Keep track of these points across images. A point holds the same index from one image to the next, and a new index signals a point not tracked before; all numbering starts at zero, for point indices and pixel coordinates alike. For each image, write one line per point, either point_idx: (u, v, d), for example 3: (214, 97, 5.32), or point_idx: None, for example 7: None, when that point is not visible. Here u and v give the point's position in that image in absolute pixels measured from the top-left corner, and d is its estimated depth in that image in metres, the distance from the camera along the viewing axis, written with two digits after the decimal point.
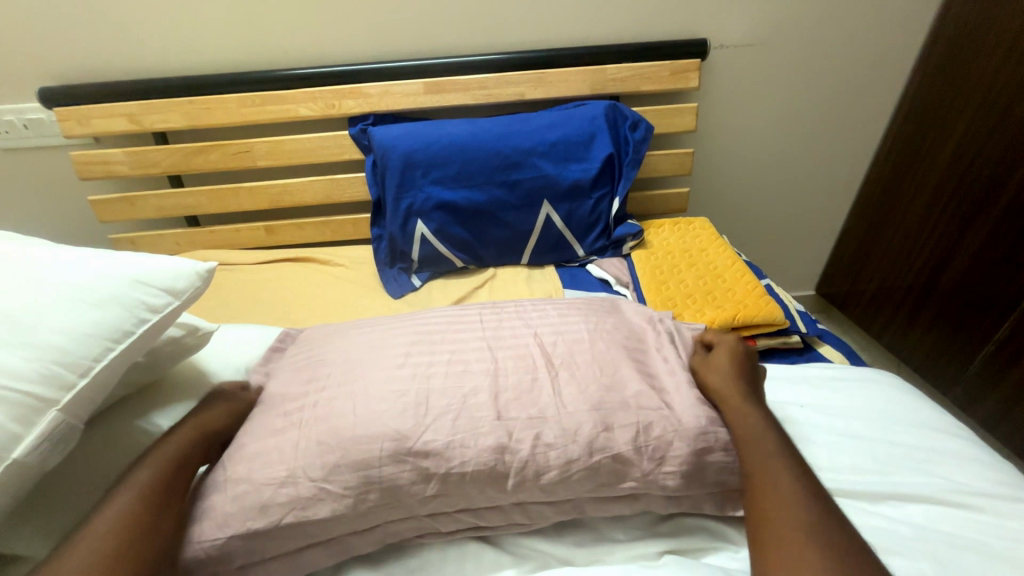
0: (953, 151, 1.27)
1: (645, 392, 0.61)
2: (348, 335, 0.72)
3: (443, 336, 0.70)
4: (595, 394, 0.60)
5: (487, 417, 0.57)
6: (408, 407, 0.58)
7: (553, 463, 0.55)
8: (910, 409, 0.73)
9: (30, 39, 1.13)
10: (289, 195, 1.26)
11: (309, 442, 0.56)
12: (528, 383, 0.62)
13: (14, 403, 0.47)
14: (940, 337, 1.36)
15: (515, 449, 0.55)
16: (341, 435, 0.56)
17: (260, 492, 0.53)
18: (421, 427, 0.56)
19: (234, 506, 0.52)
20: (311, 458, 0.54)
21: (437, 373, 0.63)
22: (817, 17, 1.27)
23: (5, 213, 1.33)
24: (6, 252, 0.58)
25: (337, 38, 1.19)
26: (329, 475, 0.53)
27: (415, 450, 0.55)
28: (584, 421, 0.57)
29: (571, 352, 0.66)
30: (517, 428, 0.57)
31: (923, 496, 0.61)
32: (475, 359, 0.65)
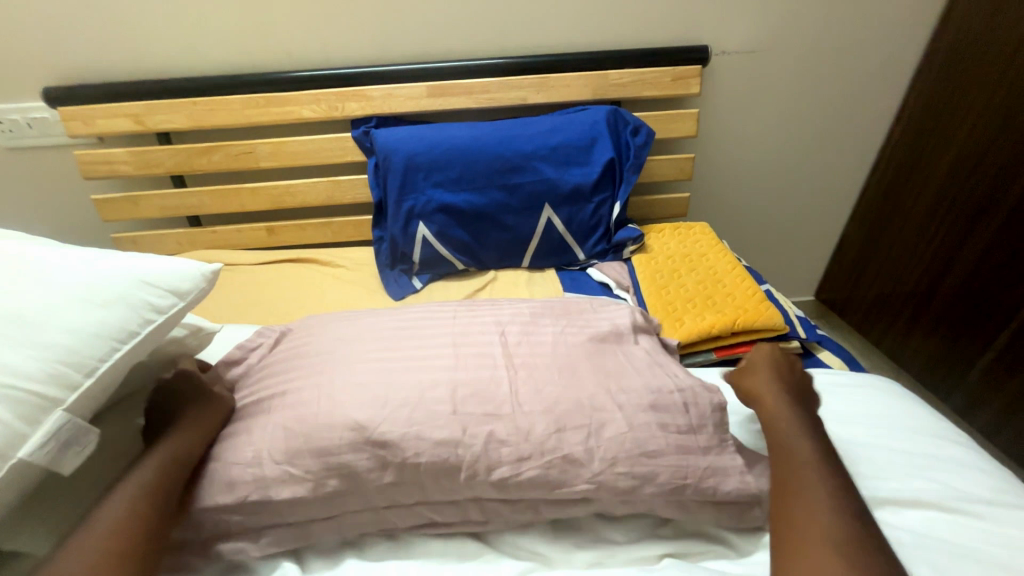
0: (955, 158, 1.28)
1: (601, 393, 0.59)
2: (332, 323, 0.71)
3: (410, 331, 0.69)
4: (571, 417, 0.57)
5: (444, 411, 0.57)
6: (370, 399, 0.57)
7: (506, 461, 0.55)
8: (909, 416, 0.74)
9: (36, 38, 1.13)
10: (291, 197, 1.26)
11: (276, 428, 0.57)
12: (486, 379, 0.61)
13: (21, 402, 0.47)
14: (941, 343, 1.37)
15: (469, 443, 0.55)
16: (306, 422, 0.56)
17: (229, 470, 0.55)
18: (378, 419, 0.56)
19: (207, 482, 0.55)
20: (276, 442, 0.55)
21: (398, 369, 0.62)
22: (817, 24, 1.28)
23: (8, 211, 1.34)
24: (13, 249, 0.58)
25: (341, 41, 1.20)
26: (292, 459, 0.54)
27: (373, 440, 0.55)
28: (537, 421, 0.57)
29: (533, 355, 0.65)
30: (472, 424, 0.56)
31: (921, 502, 0.61)
32: (438, 355, 0.64)
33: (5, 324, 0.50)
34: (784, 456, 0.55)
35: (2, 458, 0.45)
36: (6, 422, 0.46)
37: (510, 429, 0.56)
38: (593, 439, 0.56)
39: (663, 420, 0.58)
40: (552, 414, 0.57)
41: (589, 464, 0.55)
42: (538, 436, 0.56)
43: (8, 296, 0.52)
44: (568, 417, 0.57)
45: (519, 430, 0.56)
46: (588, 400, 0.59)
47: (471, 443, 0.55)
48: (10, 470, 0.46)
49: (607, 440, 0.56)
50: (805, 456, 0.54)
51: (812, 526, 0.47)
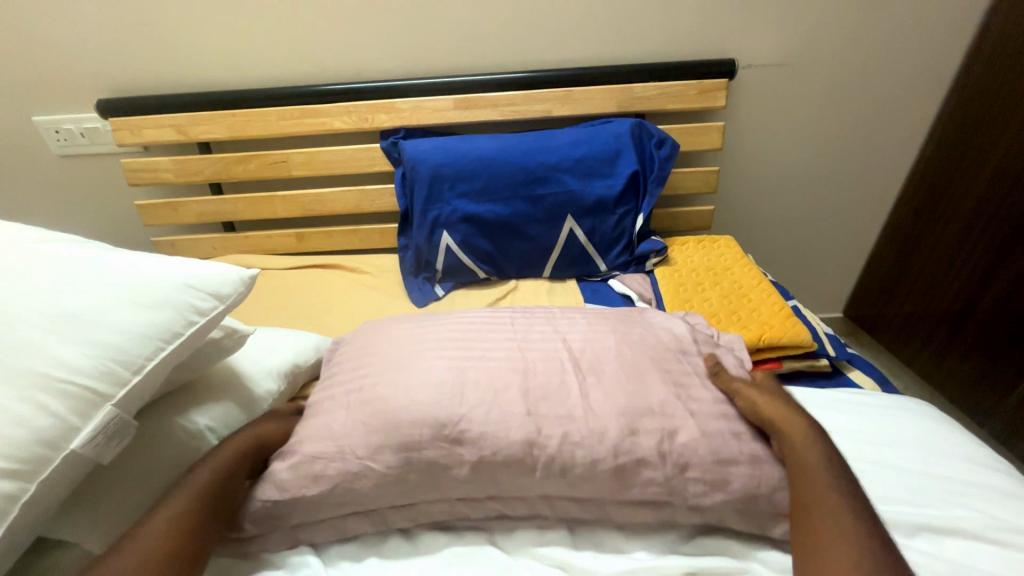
0: (994, 173, 1.24)
1: (671, 400, 0.61)
2: (391, 326, 0.75)
3: (476, 334, 0.72)
4: (644, 419, 0.59)
5: (518, 411, 0.59)
6: (444, 394, 0.60)
7: (581, 462, 0.57)
8: (947, 441, 0.71)
9: (91, 54, 1.21)
10: (320, 204, 1.31)
11: (357, 423, 0.59)
12: (556, 383, 0.63)
13: (76, 397, 0.51)
14: (978, 365, 1.31)
15: (544, 443, 0.57)
16: (385, 419, 0.59)
17: (312, 463, 0.58)
18: (456, 416, 0.58)
19: (291, 475, 0.57)
20: (358, 437, 0.59)
21: (472, 367, 0.65)
22: (848, 37, 1.27)
23: (58, 214, 1.42)
24: (70, 252, 0.62)
25: (373, 55, 1.24)
26: (374, 454, 0.57)
27: (451, 437, 0.57)
28: (609, 425, 0.58)
29: (599, 358, 0.67)
30: (548, 424, 0.58)
31: (959, 530, 0.59)
32: (506, 356, 0.67)
33: (61, 323, 0.54)
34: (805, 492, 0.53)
35: (57, 449, 0.48)
36: (60, 416, 0.49)
37: (585, 427, 0.58)
38: (667, 443, 0.58)
39: (732, 430, 0.60)
40: (624, 415, 0.59)
41: (662, 467, 0.57)
42: (615, 436, 0.57)
43: (66, 295, 0.56)
44: (646, 421, 0.59)
45: (596, 428, 0.58)
46: (659, 405, 0.61)
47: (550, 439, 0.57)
48: (64, 461, 0.49)
49: (683, 446, 0.57)
50: (821, 490, 0.53)
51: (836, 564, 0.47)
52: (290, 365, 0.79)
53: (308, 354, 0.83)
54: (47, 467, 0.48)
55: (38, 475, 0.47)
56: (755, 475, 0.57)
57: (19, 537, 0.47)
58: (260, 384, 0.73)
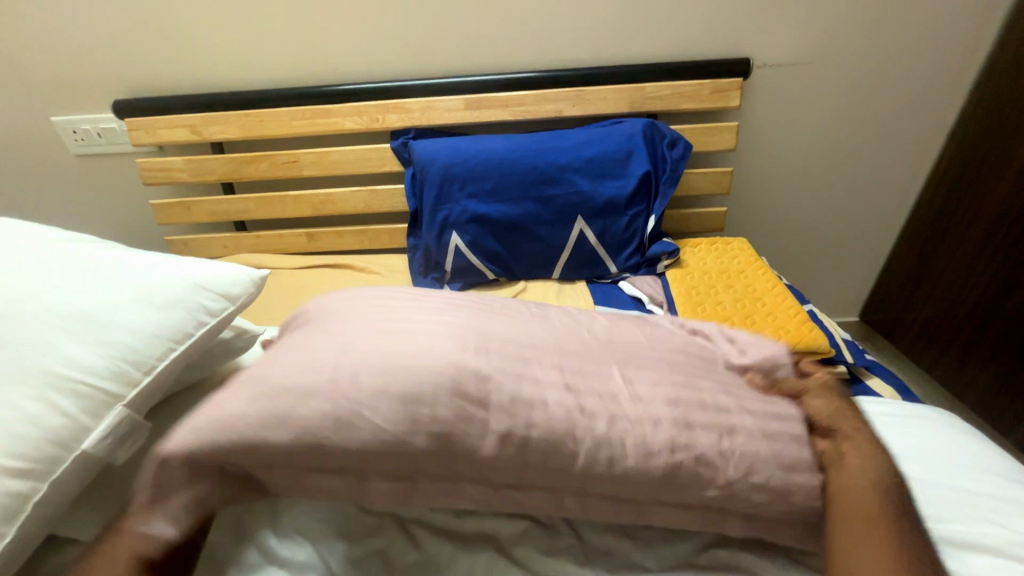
0: (1017, 173, 1.20)
1: (724, 397, 0.60)
2: (372, 293, 0.71)
3: (495, 312, 0.69)
4: (699, 414, 0.57)
5: (560, 389, 0.57)
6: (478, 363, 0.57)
7: (632, 454, 0.53)
8: (972, 454, 0.68)
9: (108, 55, 1.23)
10: (331, 204, 1.31)
11: (357, 369, 0.54)
12: (598, 370, 0.60)
13: (88, 398, 0.51)
14: (1001, 373, 1.27)
15: (592, 425, 0.54)
16: (398, 367, 0.54)
17: (300, 410, 0.51)
18: (489, 385, 0.55)
19: (269, 420, 0.51)
20: (359, 382, 0.53)
21: (499, 341, 0.62)
22: (867, 35, 1.24)
23: (75, 212, 1.45)
24: (84, 252, 0.62)
25: (383, 56, 1.24)
26: (381, 405, 0.52)
27: (480, 402, 0.53)
28: (661, 416, 0.56)
29: (636, 351, 0.65)
30: (593, 407, 0.56)
31: (985, 547, 0.56)
32: (538, 338, 0.64)
33: (74, 322, 0.54)
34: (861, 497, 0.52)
35: (68, 448, 0.49)
36: (72, 416, 0.50)
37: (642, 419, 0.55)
38: (726, 441, 0.55)
39: (794, 431, 0.57)
40: (677, 408, 0.57)
41: (724, 466, 0.53)
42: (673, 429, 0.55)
43: (79, 295, 0.56)
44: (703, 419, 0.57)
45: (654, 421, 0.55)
46: (712, 400, 0.59)
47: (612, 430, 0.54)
48: (76, 461, 0.49)
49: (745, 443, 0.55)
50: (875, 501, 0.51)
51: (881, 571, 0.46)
52: None
53: None
54: (59, 466, 0.48)
55: (50, 474, 0.48)
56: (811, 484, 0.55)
57: (32, 534, 0.48)
58: None
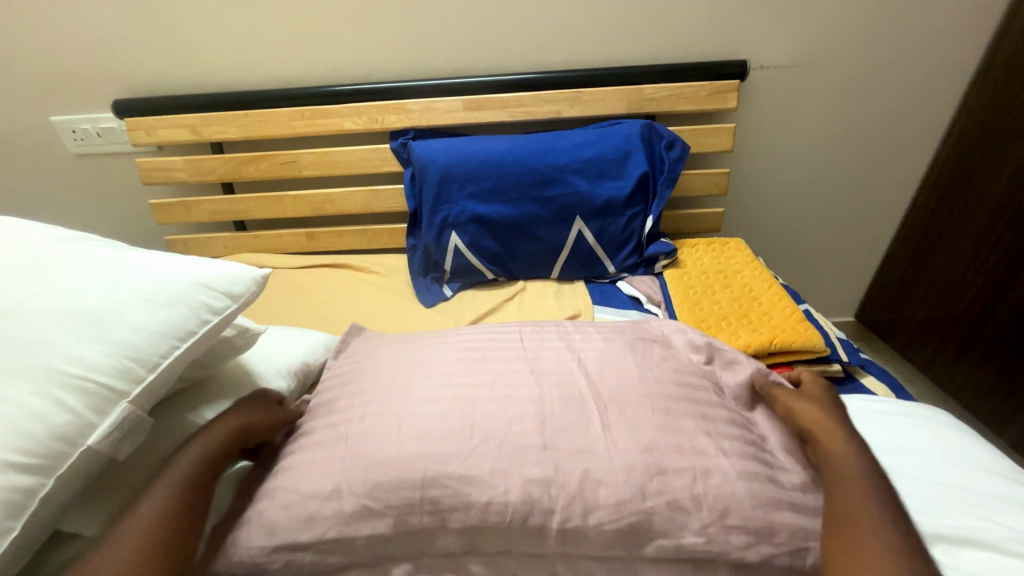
0: (1012, 176, 1.21)
1: (701, 436, 0.58)
2: (388, 349, 0.75)
3: (485, 355, 0.70)
4: (672, 457, 0.56)
5: (533, 445, 0.57)
6: (456, 430, 0.58)
7: (606, 507, 0.53)
8: (965, 450, 0.69)
9: (108, 55, 1.23)
10: (330, 204, 1.32)
11: (354, 458, 0.57)
12: (574, 415, 0.60)
13: (93, 394, 0.51)
14: (995, 372, 1.29)
15: (562, 482, 0.54)
16: (383, 455, 0.56)
17: (306, 503, 0.55)
18: (465, 452, 0.56)
19: (281, 513, 0.54)
20: (355, 475, 0.56)
21: (481, 397, 0.62)
22: (862, 38, 1.25)
23: (74, 212, 1.45)
24: (87, 251, 0.63)
25: (383, 56, 1.25)
26: (372, 492, 0.54)
27: (457, 474, 0.55)
28: (633, 464, 0.55)
29: (619, 385, 0.64)
30: (564, 461, 0.56)
31: (977, 541, 0.57)
32: (520, 382, 0.65)
33: (79, 320, 0.55)
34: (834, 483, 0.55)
35: (74, 444, 0.49)
36: (77, 413, 0.50)
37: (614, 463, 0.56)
38: (700, 484, 0.54)
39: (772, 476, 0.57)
40: (651, 451, 0.56)
41: (698, 511, 0.53)
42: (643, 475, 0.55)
43: (84, 293, 0.57)
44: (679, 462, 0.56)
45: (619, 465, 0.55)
46: (691, 442, 0.58)
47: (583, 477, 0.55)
48: (81, 457, 0.50)
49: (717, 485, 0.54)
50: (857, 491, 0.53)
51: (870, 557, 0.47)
52: (300, 363, 0.80)
53: (318, 352, 0.84)
54: (65, 462, 0.49)
55: (55, 470, 0.48)
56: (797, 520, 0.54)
57: (36, 530, 0.48)
58: (271, 382, 0.74)
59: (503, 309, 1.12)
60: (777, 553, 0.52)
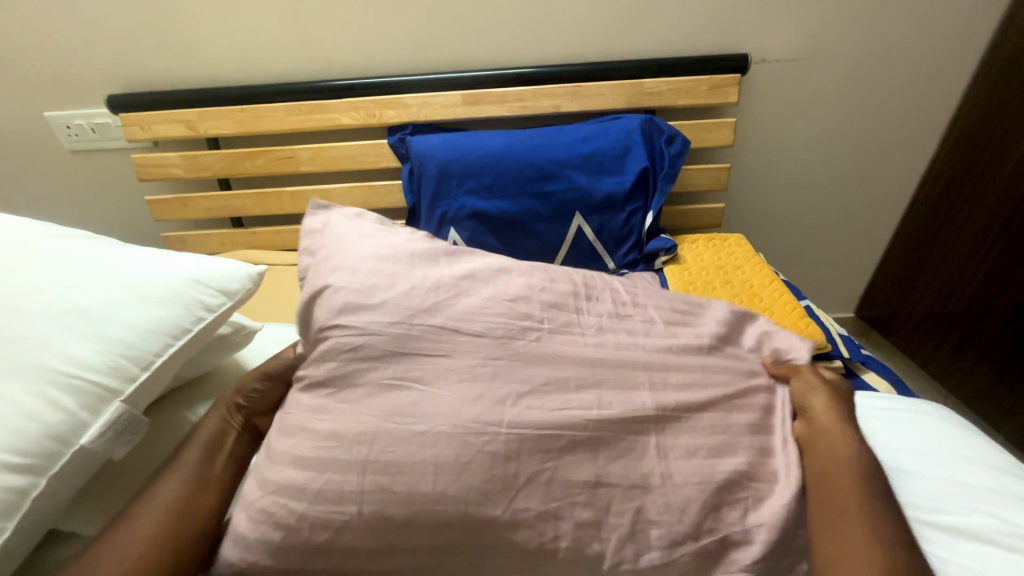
0: (1012, 171, 1.20)
1: (760, 467, 0.56)
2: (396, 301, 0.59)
3: (528, 349, 0.60)
4: (729, 492, 0.54)
5: (586, 478, 0.53)
6: (502, 463, 0.52)
7: (658, 544, 0.52)
8: (966, 446, 0.69)
9: (101, 48, 1.21)
10: (328, 200, 1.30)
11: (357, 458, 0.50)
12: (631, 442, 0.56)
13: (86, 393, 0.51)
14: (995, 368, 1.28)
15: (614, 522, 0.52)
16: (397, 463, 0.50)
17: (308, 511, 0.49)
18: (513, 491, 0.51)
19: (275, 515, 0.50)
20: (356, 477, 0.50)
21: (533, 415, 0.55)
22: (865, 31, 1.24)
23: (69, 209, 1.44)
24: (79, 247, 0.62)
25: (380, 50, 1.23)
26: (375, 499, 0.50)
27: (505, 519, 0.51)
28: (692, 499, 0.53)
29: (677, 404, 0.59)
30: (617, 499, 0.53)
31: (977, 538, 0.57)
32: (574, 397, 0.57)
33: (71, 318, 0.54)
34: (826, 474, 0.55)
35: (67, 444, 0.49)
36: (70, 412, 0.50)
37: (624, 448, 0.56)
38: (753, 522, 0.53)
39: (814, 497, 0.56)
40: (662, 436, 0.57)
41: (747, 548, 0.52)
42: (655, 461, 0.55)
43: (76, 291, 0.56)
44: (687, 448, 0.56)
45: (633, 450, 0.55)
46: (747, 474, 0.55)
47: (613, 484, 0.53)
48: (74, 456, 0.49)
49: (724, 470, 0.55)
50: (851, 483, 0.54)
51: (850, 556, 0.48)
52: None
53: None
54: (58, 461, 0.48)
55: (48, 470, 0.47)
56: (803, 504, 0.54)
57: (31, 530, 0.48)
58: None
59: None
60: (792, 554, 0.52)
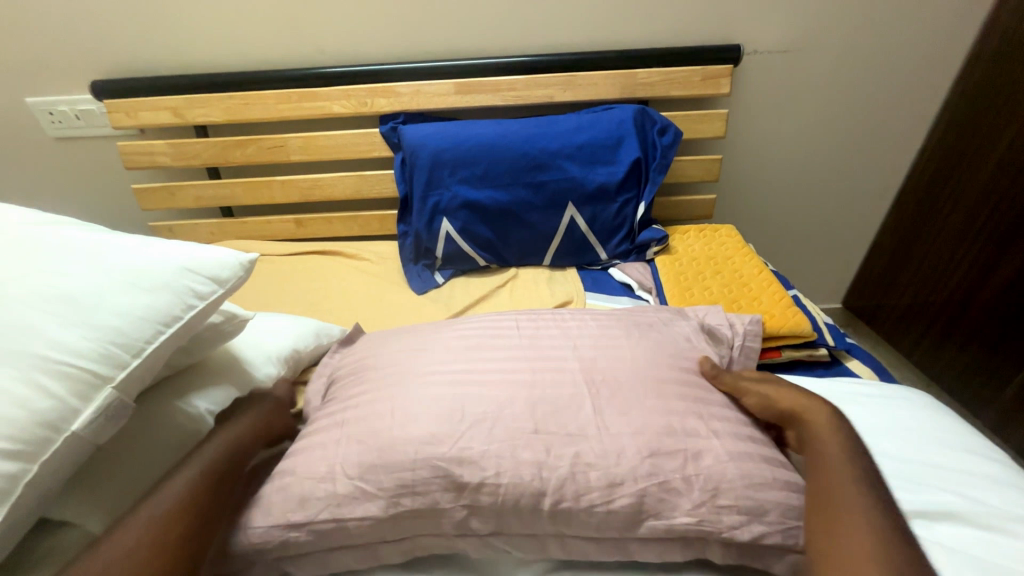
0: (997, 166, 1.23)
1: (690, 417, 0.59)
2: (391, 341, 0.74)
3: (478, 343, 0.70)
4: (664, 440, 0.57)
5: (525, 429, 0.57)
6: (445, 416, 0.58)
7: (597, 487, 0.54)
8: (944, 431, 0.71)
9: (83, 32, 1.18)
10: (319, 190, 1.29)
11: (350, 442, 0.58)
12: (567, 398, 0.61)
13: (76, 379, 0.51)
14: (975, 358, 1.32)
15: (554, 465, 0.55)
16: (380, 438, 0.57)
17: (302, 485, 0.55)
18: (455, 435, 0.56)
19: (278, 497, 0.55)
20: (349, 458, 0.56)
21: (472, 382, 0.63)
22: (856, 23, 1.24)
23: (55, 198, 1.41)
24: (64, 234, 0.61)
25: (371, 37, 1.22)
26: (364, 474, 0.55)
27: (450, 458, 0.55)
28: (627, 445, 0.56)
29: (611, 369, 0.65)
30: (556, 444, 0.56)
31: (952, 517, 0.60)
32: (512, 369, 0.65)
33: (60, 305, 0.53)
34: (814, 483, 0.54)
35: (58, 431, 0.49)
36: (59, 399, 0.49)
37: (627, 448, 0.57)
38: (692, 465, 0.55)
39: (762, 451, 0.58)
40: (644, 434, 0.57)
41: (691, 492, 0.54)
42: (664, 455, 0.55)
43: (64, 277, 0.55)
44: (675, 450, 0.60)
45: (637, 442, 0.56)
46: (680, 422, 0.59)
47: (553, 432, 0.57)
48: (65, 443, 0.49)
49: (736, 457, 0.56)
50: (847, 478, 0.53)
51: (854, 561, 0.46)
52: (290, 350, 0.79)
53: (309, 339, 0.83)
54: (48, 448, 0.48)
55: (39, 456, 0.47)
56: (793, 500, 0.54)
57: (21, 518, 0.48)
58: (261, 369, 0.74)
59: (495, 296, 1.12)
60: (769, 531, 0.53)
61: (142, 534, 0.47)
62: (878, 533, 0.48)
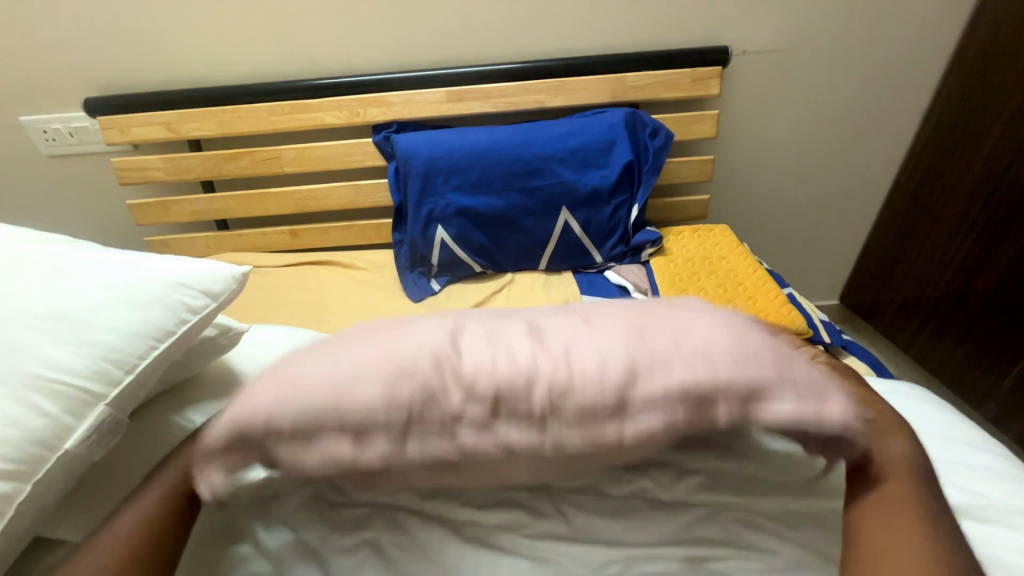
0: (986, 159, 1.24)
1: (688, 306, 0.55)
2: None
3: None
4: (657, 321, 0.52)
5: (515, 328, 0.53)
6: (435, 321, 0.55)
7: (586, 367, 0.47)
8: (941, 424, 0.71)
9: (76, 50, 1.19)
10: (314, 200, 1.29)
11: (343, 345, 0.52)
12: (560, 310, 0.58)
13: (69, 397, 0.51)
14: (972, 351, 1.32)
15: (541, 350, 0.49)
16: (374, 341, 0.52)
17: (280, 384, 0.49)
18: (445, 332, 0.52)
19: (247, 400, 0.49)
20: (339, 358, 0.50)
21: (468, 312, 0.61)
22: (841, 21, 1.26)
23: (50, 216, 1.41)
24: (57, 252, 0.61)
25: (362, 47, 1.23)
26: (350, 371, 0.49)
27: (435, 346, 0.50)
28: (619, 329, 0.51)
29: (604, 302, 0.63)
30: (545, 337, 0.51)
31: (951, 511, 0.60)
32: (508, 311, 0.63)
33: (53, 321, 0.53)
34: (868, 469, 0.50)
35: (51, 449, 0.49)
36: (53, 416, 0.49)
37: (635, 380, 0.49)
38: (689, 336, 0.49)
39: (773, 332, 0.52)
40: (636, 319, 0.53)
41: (691, 355, 0.47)
42: (721, 371, 0.46)
43: (58, 295, 0.56)
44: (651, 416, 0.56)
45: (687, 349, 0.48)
46: (679, 310, 0.54)
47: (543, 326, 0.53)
48: (59, 461, 0.49)
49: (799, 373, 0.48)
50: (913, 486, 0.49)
51: (896, 551, 0.44)
52: None
53: None
54: (42, 467, 0.48)
55: (33, 475, 0.47)
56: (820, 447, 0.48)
57: (17, 537, 0.48)
58: None
59: (492, 302, 1.12)
60: None
61: (115, 548, 0.47)
62: (931, 537, 0.44)
